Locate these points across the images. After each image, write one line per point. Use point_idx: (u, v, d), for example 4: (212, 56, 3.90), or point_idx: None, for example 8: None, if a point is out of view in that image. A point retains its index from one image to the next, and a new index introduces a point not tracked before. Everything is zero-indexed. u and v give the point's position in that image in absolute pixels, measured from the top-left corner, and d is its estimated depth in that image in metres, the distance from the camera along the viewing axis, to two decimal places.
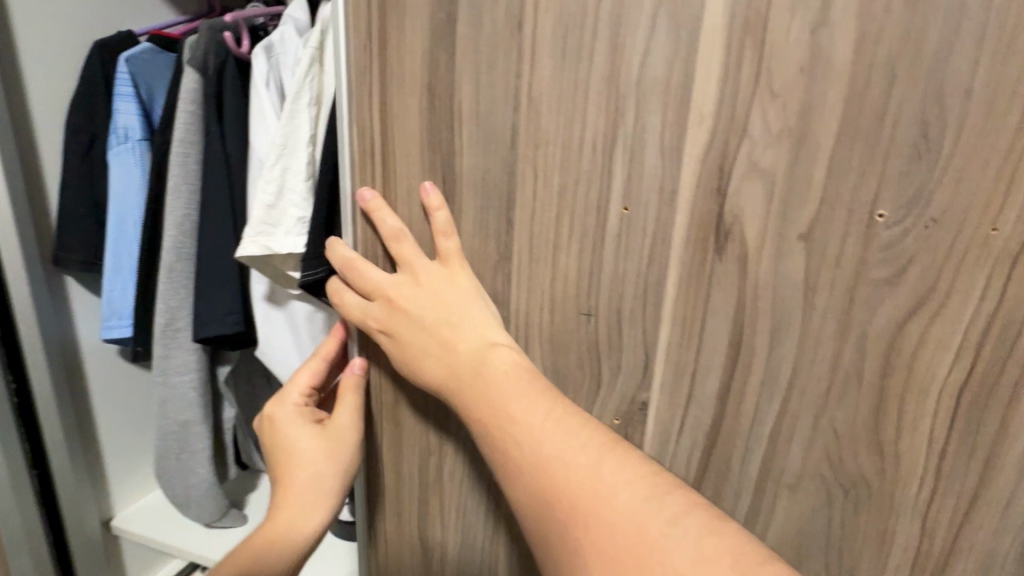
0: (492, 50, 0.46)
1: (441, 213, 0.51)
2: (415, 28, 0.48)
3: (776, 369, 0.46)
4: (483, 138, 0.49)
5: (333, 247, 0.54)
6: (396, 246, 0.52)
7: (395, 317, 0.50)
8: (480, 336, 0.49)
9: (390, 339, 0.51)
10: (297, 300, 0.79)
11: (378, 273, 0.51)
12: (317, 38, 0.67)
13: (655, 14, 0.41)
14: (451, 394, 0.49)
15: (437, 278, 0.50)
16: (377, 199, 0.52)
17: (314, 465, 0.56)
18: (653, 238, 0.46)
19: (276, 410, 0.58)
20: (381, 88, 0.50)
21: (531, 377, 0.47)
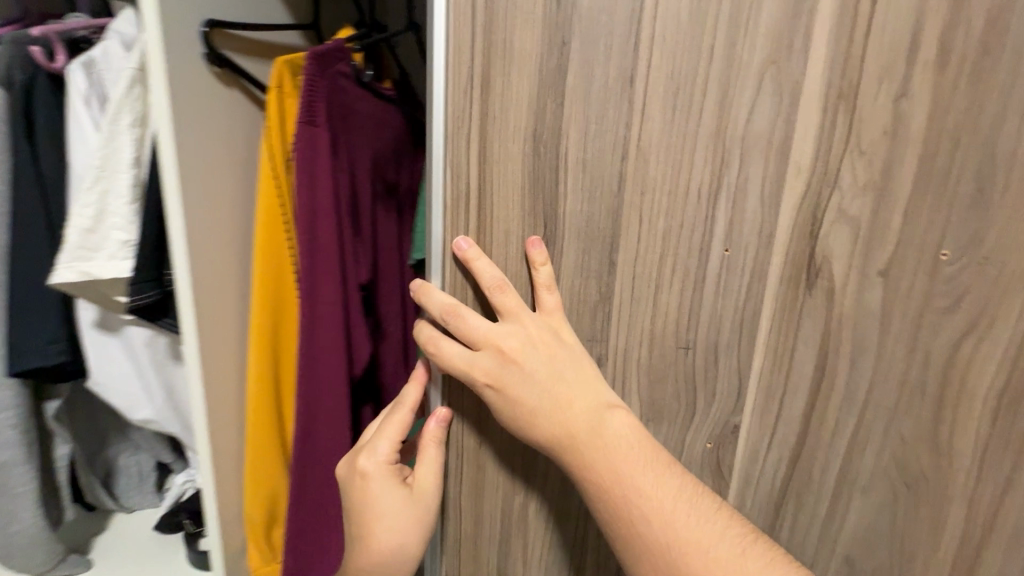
0: (603, 101, 0.48)
1: (545, 268, 0.51)
2: (521, 76, 0.48)
3: (855, 387, 0.52)
4: (588, 184, 0.50)
5: (429, 293, 0.52)
6: (500, 299, 0.51)
7: (505, 371, 0.50)
8: (597, 396, 0.50)
9: (496, 393, 0.50)
10: (132, 325, 0.82)
11: (485, 324, 0.50)
12: (137, 58, 0.68)
13: (761, 78, 0.46)
14: (564, 446, 0.49)
15: (548, 333, 0.50)
16: (474, 248, 0.52)
17: (398, 517, 0.56)
18: (751, 277, 0.50)
19: (364, 459, 0.56)
20: (479, 133, 0.50)
21: (653, 448, 0.49)
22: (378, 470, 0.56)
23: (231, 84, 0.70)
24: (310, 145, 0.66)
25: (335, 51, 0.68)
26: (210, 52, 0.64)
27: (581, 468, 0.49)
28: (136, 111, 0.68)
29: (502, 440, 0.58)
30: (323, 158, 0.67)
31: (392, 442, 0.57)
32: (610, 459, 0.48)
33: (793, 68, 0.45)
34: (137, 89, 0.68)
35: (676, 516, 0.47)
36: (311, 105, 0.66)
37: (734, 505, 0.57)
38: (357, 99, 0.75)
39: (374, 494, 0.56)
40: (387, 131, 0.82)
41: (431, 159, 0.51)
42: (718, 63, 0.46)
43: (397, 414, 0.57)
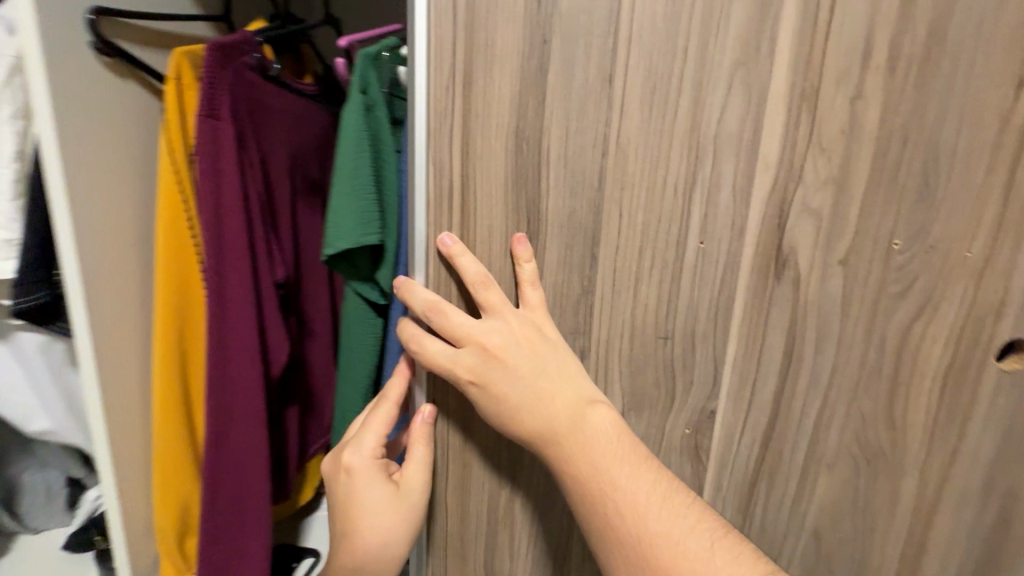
0: (583, 99, 0.49)
1: (529, 265, 0.52)
2: (503, 74, 0.49)
3: (819, 370, 0.55)
4: (570, 180, 0.51)
5: (413, 289, 0.51)
6: (484, 295, 0.50)
7: (489, 367, 0.48)
8: (580, 390, 0.49)
9: (478, 391, 0.49)
10: (21, 330, 0.75)
11: (469, 320, 0.49)
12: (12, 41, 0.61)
13: (731, 79, 0.48)
14: (546, 441, 0.48)
15: (532, 330, 0.50)
16: (458, 244, 0.52)
17: (382, 513, 0.55)
18: (725, 268, 0.53)
19: (348, 454, 0.56)
20: (462, 129, 0.50)
21: (632, 444, 0.48)
22: (362, 465, 0.56)
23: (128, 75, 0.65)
24: (211, 139, 0.65)
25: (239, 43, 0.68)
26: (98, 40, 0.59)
27: (562, 464, 0.48)
28: (15, 100, 0.62)
29: (486, 436, 0.58)
30: (227, 154, 0.66)
31: (377, 437, 0.56)
32: (588, 451, 0.47)
33: (760, 70, 0.48)
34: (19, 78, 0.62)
35: (648, 511, 0.46)
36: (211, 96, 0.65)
37: (711, 488, 0.59)
38: (270, 93, 0.75)
39: (358, 490, 0.55)
40: (310, 127, 0.82)
41: (411, 155, 0.51)
42: (691, 65, 0.48)
43: (382, 409, 0.56)
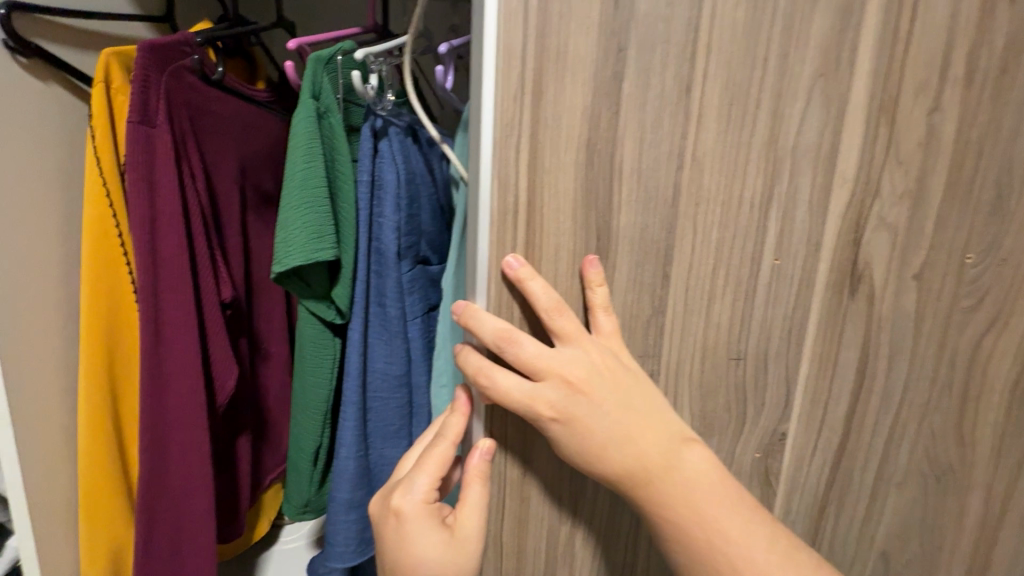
0: (659, 110, 0.46)
1: (601, 289, 0.49)
2: (576, 82, 0.46)
3: (890, 388, 0.54)
4: (643, 196, 0.48)
5: (479, 317, 0.47)
6: (556, 323, 0.47)
7: (574, 403, 0.46)
8: (671, 429, 0.47)
9: (559, 426, 0.46)
10: None
11: (550, 354, 0.46)
12: None
13: (810, 90, 0.46)
14: (639, 485, 0.46)
15: (611, 360, 0.47)
16: (526, 267, 0.48)
17: (438, 562, 0.50)
18: (800, 285, 0.51)
19: (400, 496, 0.51)
20: (530, 142, 0.47)
21: (731, 482, 0.47)
22: (415, 509, 0.51)
23: (48, 76, 0.68)
24: (143, 144, 0.69)
25: (174, 44, 0.74)
26: (10, 36, 0.62)
27: (658, 505, 0.47)
28: None
29: (544, 471, 0.54)
30: (164, 161, 0.71)
31: (432, 477, 0.51)
32: (686, 492, 0.46)
33: (840, 81, 0.46)
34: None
35: (753, 556, 0.46)
36: (145, 103, 0.70)
37: (780, 512, 0.57)
38: (214, 101, 0.81)
39: (409, 535, 0.50)
40: (260, 136, 0.91)
41: (470, 170, 0.48)
42: (771, 74, 0.46)
43: (438, 448, 0.52)
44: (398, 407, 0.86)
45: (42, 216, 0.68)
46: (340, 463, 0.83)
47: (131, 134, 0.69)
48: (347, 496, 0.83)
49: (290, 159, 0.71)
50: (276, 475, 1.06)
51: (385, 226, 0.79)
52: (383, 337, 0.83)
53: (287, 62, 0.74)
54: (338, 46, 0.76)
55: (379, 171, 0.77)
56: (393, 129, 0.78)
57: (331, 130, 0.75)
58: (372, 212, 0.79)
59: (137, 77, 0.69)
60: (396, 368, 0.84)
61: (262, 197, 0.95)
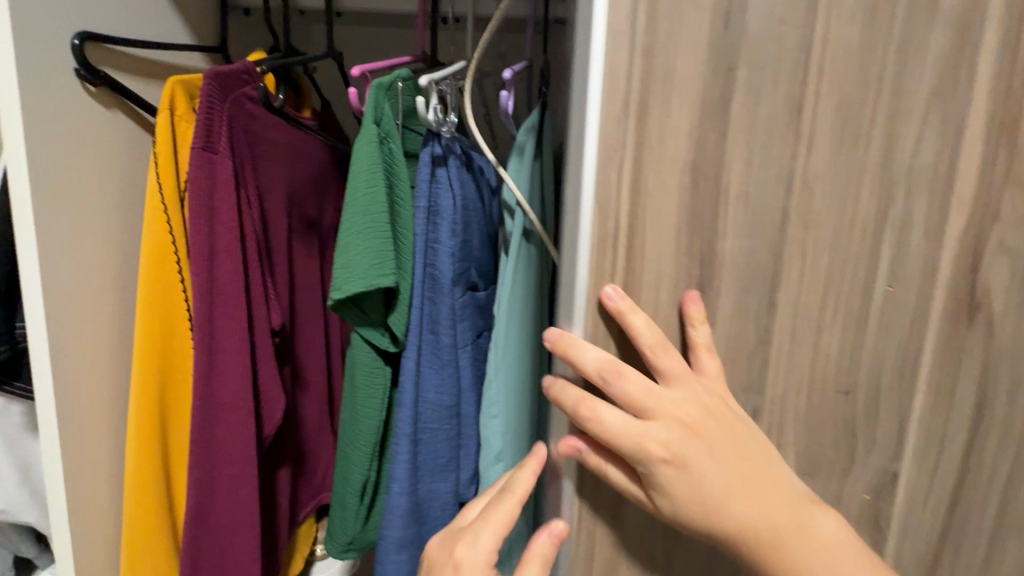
0: (769, 132, 0.44)
1: (704, 328, 0.46)
2: (682, 104, 0.44)
3: (1011, 425, 0.50)
4: (750, 220, 0.46)
5: (581, 348, 0.45)
6: (662, 360, 0.45)
7: (687, 445, 0.45)
8: (793, 487, 0.46)
9: (665, 466, 0.45)
10: None
11: (660, 394, 0.45)
12: None
13: (927, 110, 0.44)
14: (766, 541, 0.46)
15: (721, 403, 0.46)
16: (626, 299, 0.46)
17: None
18: (914, 314, 0.48)
19: (462, 550, 0.49)
20: (632, 165, 0.45)
21: (855, 548, 0.46)
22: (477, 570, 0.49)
23: (113, 104, 0.67)
24: (206, 170, 0.68)
25: (238, 73, 0.74)
26: (82, 65, 0.61)
27: (779, 565, 0.46)
28: None
29: (635, 520, 0.50)
30: (224, 187, 0.70)
31: (494, 536, 0.50)
32: (812, 555, 0.46)
33: (958, 100, 0.44)
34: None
35: None
36: (209, 130, 0.69)
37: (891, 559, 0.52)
38: (269, 126, 0.81)
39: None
40: (310, 161, 0.89)
41: (567, 195, 0.46)
42: (886, 94, 0.44)
43: (503, 505, 0.50)
44: (448, 439, 0.83)
45: (99, 242, 0.67)
46: (391, 499, 0.79)
47: (194, 161, 0.68)
48: (399, 535, 0.79)
49: (352, 184, 0.70)
50: (310, 510, 1.02)
51: (440, 252, 0.77)
52: (436, 366, 0.80)
53: (349, 88, 0.71)
54: (396, 72, 0.76)
55: (436, 197, 0.76)
56: (450, 155, 0.77)
57: (391, 155, 0.74)
58: (427, 238, 0.77)
59: (202, 105, 0.69)
60: (447, 399, 0.81)
61: (306, 223, 0.94)
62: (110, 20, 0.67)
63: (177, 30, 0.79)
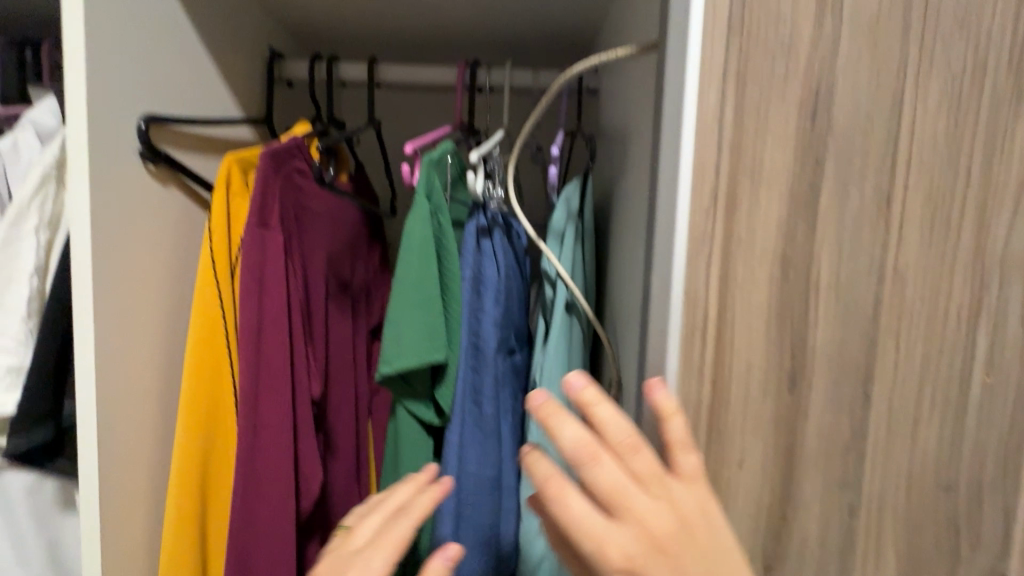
0: (858, 222, 0.44)
1: (681, 425, 0.42)
2: (771, 197, 0.43)
3: None
4: (842, 310, 0.44)
5: (562, 423, 0.42)
6: (637, 463, 0.42)
7: (649, 558, 0.40)
8: None
9: (618, 574, 0.40)
10: (10, 471, 0.70)
11: (632, 498, 0.41)
12: (56, 155, 0.66)
13: (1017, 199, 0.44)
14: None
15: (695, 518, 0.41)
16: (594, 391, 0.43)
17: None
18: (1015, 405, 0.46)
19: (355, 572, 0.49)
20: (721, 256, 0.44)
21: None
22: None
23: (170, 180, 0.69)
24: (259, 246, 0.68)
25: (289, 150, 0.75)
26: (147, 149, 0.63)
27: None
28: (44, 214, 0.65)
29: None
30: (275, 262, 0.69)
31: (387, 560, 0.50)
32: None
33: None
34: (51, 185, 0.66)
35: None
36: (263, 206, 0.69)
37: None
38: (312, 196, 0.81)
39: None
40: (346, 226, 0.90)
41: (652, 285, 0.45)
42: (974, 185, 0.44)
43: (398, 528, 0.52)
44: (488, 513, 0.75)
45: (148, 317, 0.66)
46: None
47: (248, 238, 0.68)
48: None
49: (404, 258, 0.68)
50: None
51: (485, 322, 0.74)
52: (478, 438, 0.75)
53: (403, 165, 0.72)
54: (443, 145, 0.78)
55: (482, 268, 0.74)
56: (495, 227, 0.76)
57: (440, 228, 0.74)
58: (472, 309, 0.74)
59: (258, 184, 0.69)
60: (489, 471, 0.75)
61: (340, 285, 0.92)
62: (171, 101, 0.70)
63: (230, 106, 0.82)
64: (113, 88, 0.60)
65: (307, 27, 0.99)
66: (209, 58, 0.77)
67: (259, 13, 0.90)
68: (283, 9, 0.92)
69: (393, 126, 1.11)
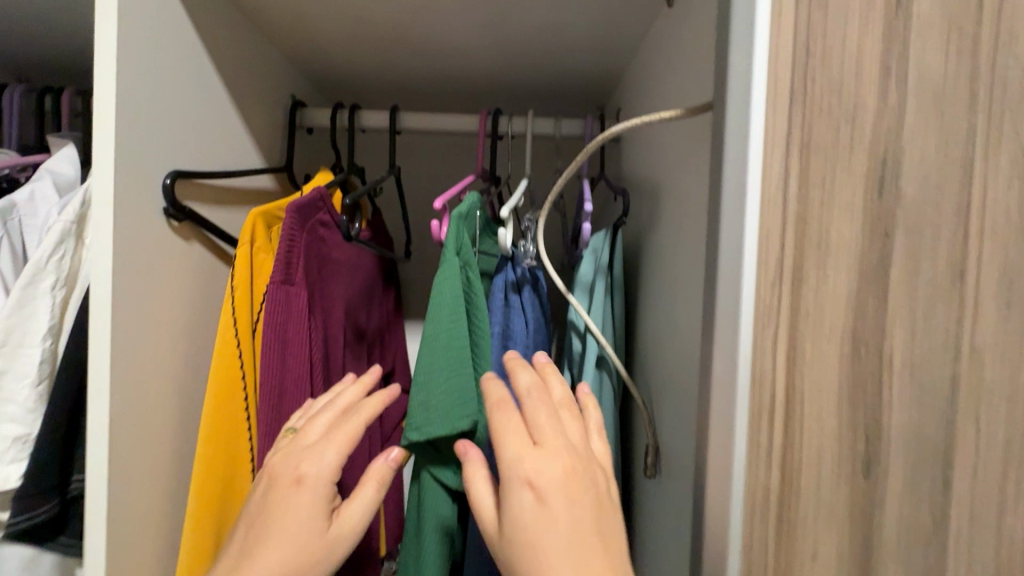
0: (930, 298, 0.42)
1: (592, 411, 0.55)
2: (840, 271, 0.41)
3: None
4: (917, 389, 0.42)
5: (522, 368, 0.51)
6: (565, 424, 0.49)
7: (556, 485, 0.43)
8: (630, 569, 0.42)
9: (518, 489, 0.43)
10: (6, 546, 0.65)
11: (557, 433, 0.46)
12: (76, 211, 0.64)
13: None
14: None
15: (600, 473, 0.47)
16: (549, 366, 0.55)
17: (291, 548, 0.48)
18: None
19: (309, 463, 0.52)
20: (790, 333, 0.41)
21: None
22: (317, 482, 0.51)
23: (191, 235, 0.66)
24: (284, 305, 0.65)
25: (315, 203, 0.73)
26: (172, 205, 0.61)
27: None
28: (61, 272, 0.63)
29: None
30: (298, 320, 0.66)
31: (340, 453, 0.52)
32: None
33: None
34: (70, 241, 0.63)
35: None
36: (288, 263, 0.67)
37: None
38: (334, 247, 0.79)
39: (291, 510, 0.49)
40: (362, 274, 0.88)
41: (713, 362, 0.42)
42: None
43: (350, 424, 0.55)
44: None
45: (163, 380, 0.62)
46: None
47: (272, 296, 0.65)
48: None
49: (434, 317, 0.65)
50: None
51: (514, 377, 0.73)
52: None
53: (432, 221, 0.70)
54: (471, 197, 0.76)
55: (511, 322, 0.74)
56: (524, 282, 0.76)
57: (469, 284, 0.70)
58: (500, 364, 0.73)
59: (283, 238, 0.67)
60: None
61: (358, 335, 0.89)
62: (196, 153, 0.68)
63: (252, 156, 0.81)
64: (141, 144, 0.58)
65: (328, 76, 0.99)
66: (234, 109, 0.76)
67: (282, 63, 0.90)
68: (306, 59, 0.92)
69: (411, 171, 1.11)
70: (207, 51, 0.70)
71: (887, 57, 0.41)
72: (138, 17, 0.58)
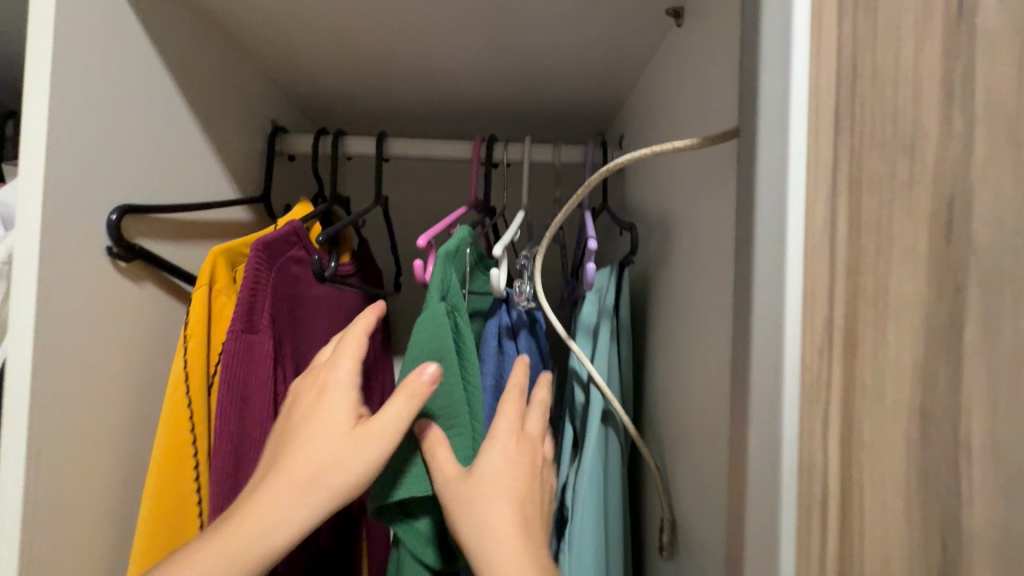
0: (1014, 365, 0.34)
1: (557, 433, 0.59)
2: (902, 334, 0.34)
3: None
4: (1002, 477, 0.34)
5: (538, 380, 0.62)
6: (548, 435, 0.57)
7: (527, 445, 0.52)
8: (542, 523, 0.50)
9: (499, 453, 0.49)
10: None
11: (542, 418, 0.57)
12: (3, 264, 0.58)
13: None
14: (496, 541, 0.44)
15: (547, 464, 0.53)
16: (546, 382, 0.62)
17: (323, 444, 0.45)
18: None
19: (326, 372, 0.49)
20: (844, 410, 0.34)
21: None
22: (340, 386, 0.48)
23: (142, 276, 0.59)
24: (243, 356, 0.57)
25: (287, 239, 0.66)
26: (118, 243, 0.54)
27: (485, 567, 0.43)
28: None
29: None
30: (260, 373, 0.58)
31: (354, 360, 0.50)
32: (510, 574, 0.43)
33: None
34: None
35: None
36: (250, 308, 0.60)
37: None
38: (310, 286, 0.71)
39: (317, 414, 0.46)
40: (344, 314, 0.80)
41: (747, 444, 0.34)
42: None
43: (353, 328, 0.51)
44: None
45: (95, 444, 0.54)
46: None
47: (229, 346, 0.57)
48: None
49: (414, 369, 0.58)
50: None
51: None
52: None
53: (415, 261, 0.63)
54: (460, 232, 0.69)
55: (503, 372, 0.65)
56: (518, 325, 0.68)
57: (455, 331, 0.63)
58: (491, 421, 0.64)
59: (247, 280, 0.60)
60: None
61: None
62: (153, 184, 0.61)
63: (223, 186, 0.74)
64: (83, 177, 0.52)
65: (313, 101, 0.93)
66: (202, 136, 0.70)
67: (262, 87, 0.85)
68: (288, 82, 0.86)
69: (402, 201, 1.04)
70: (171, 73, 0.64)
71: (952, 77, 0.34)
72: (82, 35, 0.51)
